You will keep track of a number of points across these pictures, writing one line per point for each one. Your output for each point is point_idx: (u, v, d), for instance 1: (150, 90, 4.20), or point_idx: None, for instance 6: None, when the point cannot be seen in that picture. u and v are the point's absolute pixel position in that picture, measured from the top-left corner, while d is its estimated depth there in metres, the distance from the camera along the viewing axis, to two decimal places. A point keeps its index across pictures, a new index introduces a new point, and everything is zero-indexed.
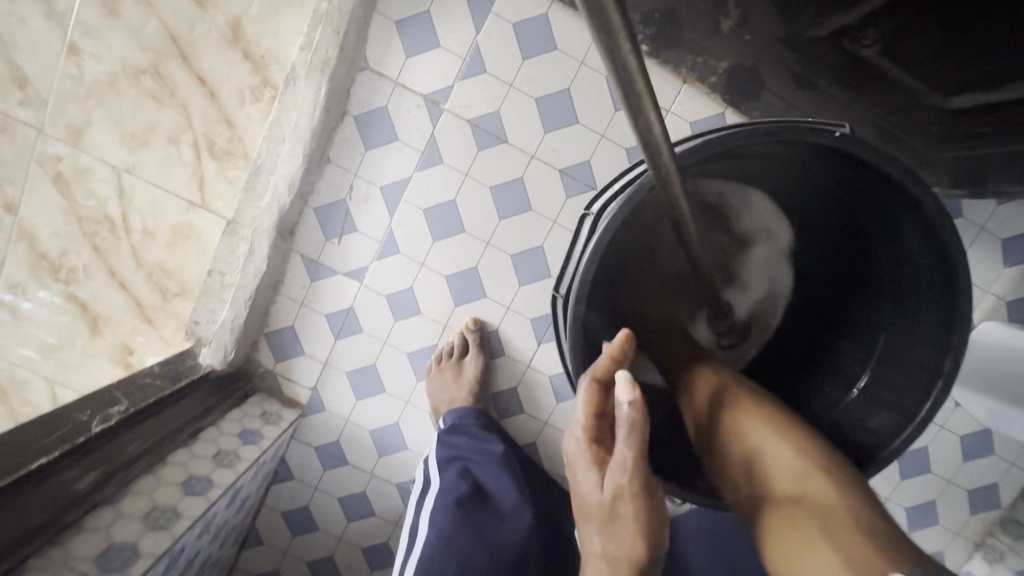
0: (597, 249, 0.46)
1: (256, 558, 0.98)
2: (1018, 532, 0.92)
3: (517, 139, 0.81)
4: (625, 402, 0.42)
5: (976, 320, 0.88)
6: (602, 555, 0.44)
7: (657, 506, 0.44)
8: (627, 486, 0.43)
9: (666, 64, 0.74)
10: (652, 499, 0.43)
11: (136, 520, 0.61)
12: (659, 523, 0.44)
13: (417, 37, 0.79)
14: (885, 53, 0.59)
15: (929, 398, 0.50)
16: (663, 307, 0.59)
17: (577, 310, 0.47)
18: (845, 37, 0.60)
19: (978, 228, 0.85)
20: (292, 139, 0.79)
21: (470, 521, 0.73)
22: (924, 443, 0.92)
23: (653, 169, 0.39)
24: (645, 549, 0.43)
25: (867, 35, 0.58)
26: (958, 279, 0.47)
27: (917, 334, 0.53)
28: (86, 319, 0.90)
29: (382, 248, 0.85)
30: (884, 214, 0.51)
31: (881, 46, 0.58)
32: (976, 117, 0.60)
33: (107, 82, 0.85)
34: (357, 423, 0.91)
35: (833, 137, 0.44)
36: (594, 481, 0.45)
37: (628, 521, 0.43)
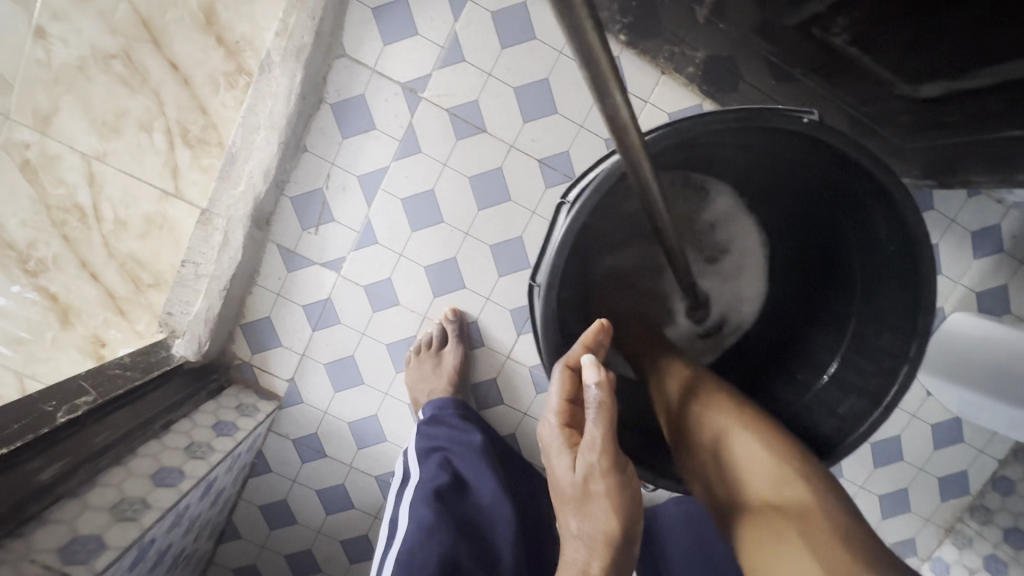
0: (568, 235, 0.45)
1: (234, 552, 0.96)
2: (986, 517, 0.94)
3: (496, 129, 0.81)
4: (593, 382, 0.44)
5: (946, 311, 0.90)
6: (578, 535, 0.45)
7: (628, 485, 0.44)
8: (598, 467, 0.44)
9: (643, 55, 0.76)
10: (622, 479, 0.44)
11: (102, 512, 0.59)
12: (632, 501, 0.45)
13: (394, 25, 0.78)
14: (854, 42, 0.59)
15: (896, 383, 0.51)
16: (641, 319, 0.59)
17: (550, 296, 0.47)
18: (815, 27, 0.60)
19: (949, 222, 0.86)
20: (267, 127, 0.78)
21: (450, 513, 0.73)
22: (896, 432, 0.94)
23: (621, 152, 0.40)
24: (618, 527, 0.44)
25: (838, 22, 0.57)
26: (921, 263, 0.48)
27: (886, 322, 0.53)
28: (55, 311, 0.88)
29: (359, 239, 0.84)
30: (854, 203, 0.52)
31: (851, 35, 0.58)
32: (944, 107, 0.61)
33: (77, 67, 0.82)
34: (335, 415, 0.90)
35: (800, 123, 0.45)
36: (567, 464, 0.46)
37: (600, 499, 0.44)
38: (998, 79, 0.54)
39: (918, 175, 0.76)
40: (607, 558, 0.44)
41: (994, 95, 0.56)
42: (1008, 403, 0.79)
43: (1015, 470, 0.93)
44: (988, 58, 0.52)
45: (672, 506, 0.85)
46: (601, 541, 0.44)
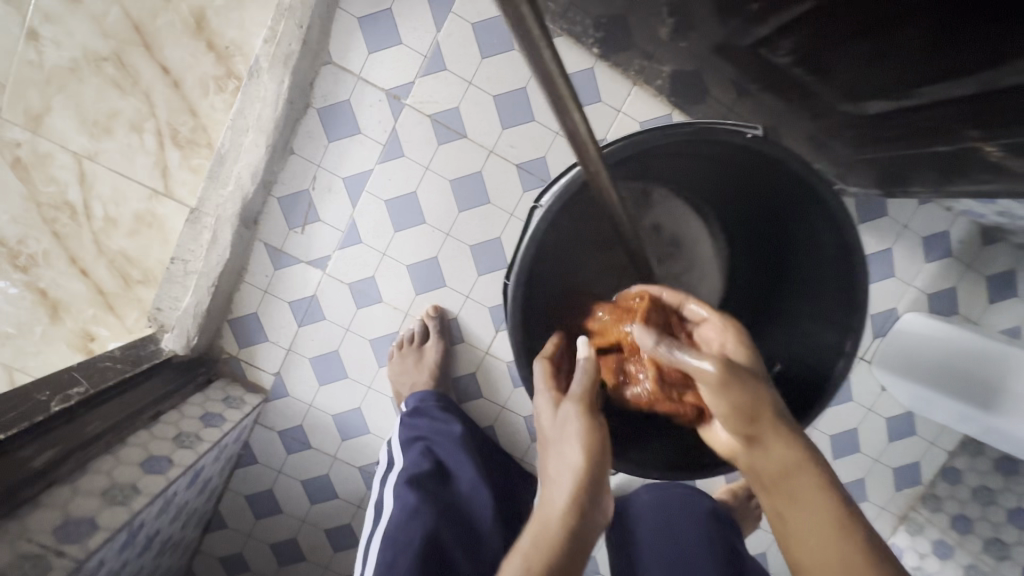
0: (535, 238, 0.50)
1: (220, 542, 0.99)
2: (936, 506, 1.00)
3: (476, 134, 0.85)
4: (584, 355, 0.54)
5: (901, 311, 0.95)
6: (557, 475, 0.50)
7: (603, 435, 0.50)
8: (575, 415, 0.51)
9: (615, 66, 0.81)
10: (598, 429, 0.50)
11: (93, 497, 0.62)
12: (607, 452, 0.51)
13: (379, 34, 0.82)
14: (795, 63, 0.61)
15: (834, 375, 0.56)
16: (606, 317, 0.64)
17: (518, 293, 0.51)
18: (762, 47, 0.61)
19: (902, 227, 0.92)
20: (255, 130, 0.81)
21: (432, 498, 0.76)
22: (853, 425, 0.99)
23: (581, 163, 0.44)
24: (589, 463, 0.49)
25: (780, 45, 0.59)
26: (856, 266, 0.53)
27: (826, 320, 0.58)
28: (45, 306, 0.90)
29: (344, 238, 0.88)
30: (799, 212, 0.57)
31: (795, 55, 0.59)
32: (882, 121, 0.63)
33: (68, 68, 0.85)
34: (319, 407, 0.94)
35: (745, 138, 0.50)
36: (549, 417, 0.53)
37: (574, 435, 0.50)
38: (926, 103, 0.55)
39: (876, 187, 0.80)
40: (576, 494, 0.49)
41: (925, 115, 0.57)
42: (959, 399, 0.82)
43: (963, 460, 0.98)
44: (915, 82, 0.53)
45: (644, 494, 0.90)
46: (572, 478, 0.49)
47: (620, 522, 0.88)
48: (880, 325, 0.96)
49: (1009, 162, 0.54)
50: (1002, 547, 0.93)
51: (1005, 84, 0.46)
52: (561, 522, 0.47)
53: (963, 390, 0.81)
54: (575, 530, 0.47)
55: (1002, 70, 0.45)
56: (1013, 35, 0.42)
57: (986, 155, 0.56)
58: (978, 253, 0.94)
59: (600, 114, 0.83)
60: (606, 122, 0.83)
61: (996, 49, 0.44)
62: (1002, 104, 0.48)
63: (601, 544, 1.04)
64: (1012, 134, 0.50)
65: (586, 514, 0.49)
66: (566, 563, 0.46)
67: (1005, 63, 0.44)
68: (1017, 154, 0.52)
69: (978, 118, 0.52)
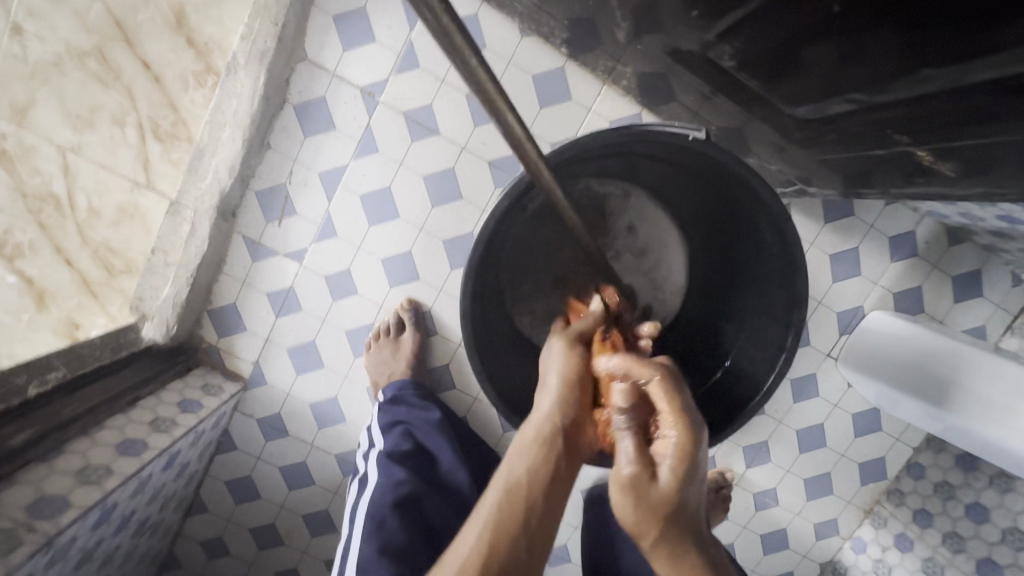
0: (485, 233, 0.52)
1: (201, 525, 1.02)
2: (899, 500, 1.02)
3: (448, 132, 0.87)
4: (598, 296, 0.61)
5: (867, 309, 0.97)
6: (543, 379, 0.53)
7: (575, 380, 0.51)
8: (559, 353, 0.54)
9: (584, 66, 0.84)
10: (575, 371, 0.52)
11: (68, 476, 0.65)
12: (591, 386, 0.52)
13: (353, 33, 0.83)
14: (740, 68, 0.62)
15: (774, 370, 0.59)
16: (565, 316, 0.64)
17: (466, 285, 0.53)
18: (709, 52, 0.62)
19: (868, 226, 0.94)
20: (232, 125, 0.83)
21: (416, 471, 0.79)
22: (820, 420, 1.01)
23: (523, 163, 0.46)
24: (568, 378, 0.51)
25: (725, 50, 0.60)
26: (795, 264, 0.55)
27: (771, 317, 0.60)
28: (31, 294, 0.93)
29: (320, 232, 0.90)
30: (745, 212, 0.59)
31: (738, 60, 0.61)
32: (820, 125, 0.65)
33: (52, 63, 0.87)
34: (296, 396, 0.96)
35: (686, 140, 0.53)
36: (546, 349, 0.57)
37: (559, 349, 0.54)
38: (861, 105, 0.56)
39: (840, 192, 0.78)
40: (559, 415, 0.49)
41: (863, 118, 0.58)
42: (922, 400, 0.82)
43: (927, 457, 1.00)
44: (847, 86, 0.55)
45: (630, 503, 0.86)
46: (552, 397, 0.51)
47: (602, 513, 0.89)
48: (846, 323, 0.98)
49: (941, 166, 0.55)
50: (958, 540, 0.94)
51: (946, 88, 0.46)
52: (539, 434, 0.49)
53: (929, 389, 0.81)
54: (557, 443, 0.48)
55: (942, 73, 0.45)
56: (957, 38, 0.41)
57: (918, 159, 0.57)
58: (944, 253, 0.95)
59: (569, 112, 0.86)
60: (575, 121, 0.86)
61: (939, 54, 0.44)
62: (942, 108, 0.49)
63: (572, 534, 1.06)
64: (945, 138, 0.51)
65: (571, 430, 0.49)
66: (547, 472, 0.47)
67: (944, 66, 0.44)
68: (945, 159, 0.54)
69: (913, 123, 0.53)
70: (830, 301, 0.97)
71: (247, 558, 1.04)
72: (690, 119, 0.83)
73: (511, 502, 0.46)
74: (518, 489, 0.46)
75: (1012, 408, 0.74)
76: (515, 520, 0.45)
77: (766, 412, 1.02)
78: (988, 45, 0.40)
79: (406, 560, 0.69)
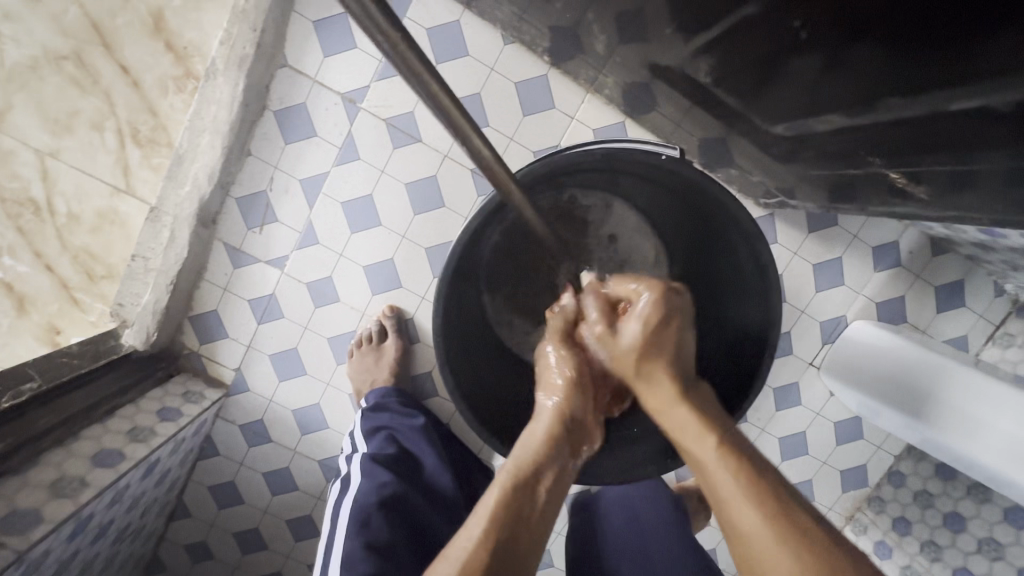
0: (457, 250, 0.52)
1: (184, 530, 1.02)
2: (880, 507, 1.02)
3: (429, 139, 0.86)
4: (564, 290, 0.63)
5: (850, 318, 0.97)
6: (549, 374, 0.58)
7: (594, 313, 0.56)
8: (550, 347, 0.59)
9: (567, 74, 0.84)
10: (565, 351, 0.58)
11: (41, 489, 0.65)
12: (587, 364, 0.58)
13: (334, 39, 0.83)
14: (716, 82, 0.63)
15: (748, 389, 0.58)
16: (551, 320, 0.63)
17: (439, 302, 0.53)
18: (686, 66, 0.64)
19: (851, 236, 0.94)
20: (211, 131, 0.82)
21: (400, 475, 0.78)
22: (802, 428, 1.02)
23: (494, 183, 0.46)
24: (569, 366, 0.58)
25: (701, 67, 0.62)
26: (769, 283, 0.55)
27: (748, 335, 0.60)
28: (11, 300, 0.91)
29: (301, 238, 0.89)
30: (720, 228, 0.59)
31: (713, 76, 0.62)
32: (799, 142, 0.65)
33: (29, 66, 0.86)
34: (279, 403, 0.96)
35: (660, 159, 0.53)
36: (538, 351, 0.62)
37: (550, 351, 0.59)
38: (838, 124, 0.56)
39: (821, 205, 0.78)
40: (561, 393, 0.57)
41: (841, 137, 0.58)
42: (903, 412, 0.82)
43: (908, 465, 1.01)
44: (826, 104, 0.55)
45: (614, 519, 0.87)
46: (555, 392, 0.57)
47: (589, 521, 0.89)
48: (829, 331, 0.98)
49: (913, 189, 0.56)
50: (935, 549, 0.95)
51: (925, 114, 0.46)
52: (546, 423, 0.55)
53: (906, 401, 0.82)
54: (561, 436, 0.54)
55: (922, 97, 0.45)
56: (939, 60, 0.41)
57: (890, 181, 0.58)
58: (927, 263, 0.95)
59: (552, 120, 0.85)
60: (558, 129, 0.85)
61: (920, 76, 0.43)
62: (920, 132, 0.48)
63: (555, 539, 1.07)
64: (916, 162, 0.52)
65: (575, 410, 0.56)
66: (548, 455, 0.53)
67: (925, 94, 0.44)
68: (917, 182, 0.54)
69: (890, 146, 0.53)
70: (814, 310, 0.97)
71: (231, 562, 1.04)
72: (673, 129, 0.83)
73: (517, 491, 0.51)
74: (524, 478, 0.52)
75: (989, 421, 0.74)
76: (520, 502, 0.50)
77: (749, 420, 1.03)
78: (967, 69, 0.39)
79: (387, 554, 0.68)
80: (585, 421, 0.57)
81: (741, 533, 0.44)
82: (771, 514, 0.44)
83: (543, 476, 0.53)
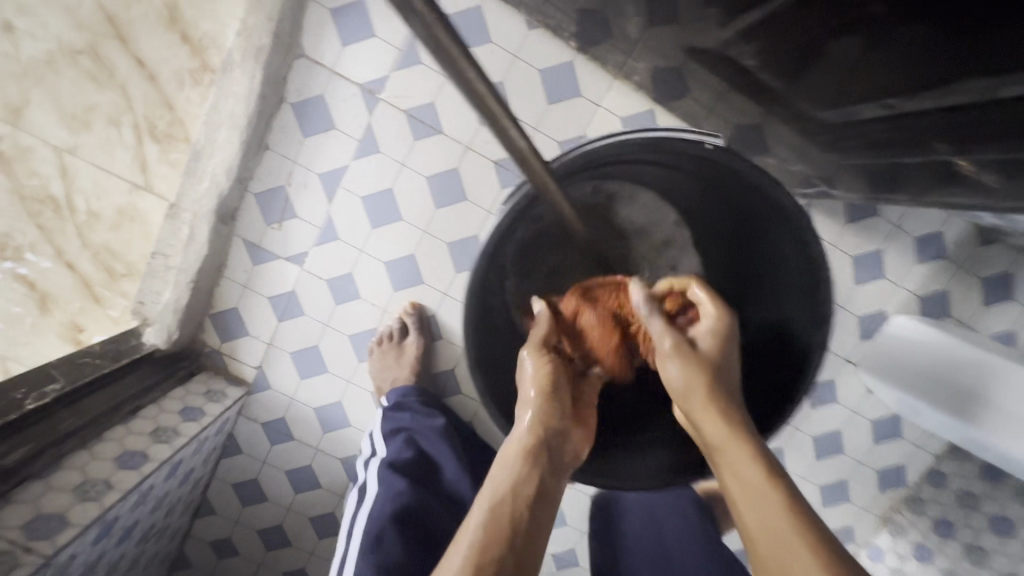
0: (488, 247, 0.49)
1: (208, 527, 1.02)
2: (919, 508, 0.99)
3: (451, 131, 0.83)
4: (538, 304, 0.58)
5: (889, 313, 0.93)
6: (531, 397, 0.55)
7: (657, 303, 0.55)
8: (527, 354, 0.56)
9: (594, 60, 0.80)
10: (545, 364, 0.55)
11: (66, 493, 0.65)
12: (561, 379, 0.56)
13: (352, 27, 0.80)
14: (763, 67, 0.58)
15: (796, 391, 0.55)
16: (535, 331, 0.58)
17: (469, 303, 0.50)
18: (730, 49, 0.59)
19: (893, 227, 0.89)
20: (229, 125, 0.80)
21: (416, 481, 0.76)
22: (837, 426, 0.98)
23: (527, 174, 0.43)
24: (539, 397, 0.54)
25: (745, 50, 0.57)
26: (818, 283, 0.52)
27: (793, 333, 0.57)
28: (34, 298, 0.90)
29: (321, 235, 0.88)
30: (763, 226, 0.57)
31: (759, 60, 0.57)
32: (849, 132, 0.60)
33: (44, 61, 0.84)
34: (301, 401, 0.95)
35: (703, 147, 0.49)
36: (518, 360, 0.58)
37: (531, 367, 0.55)
38: (889, 112, 0.52)
39: (865, 195, 0.74)
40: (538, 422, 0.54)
41: (891, 126, 0.54)
42: (942, 410, 0.78)
43: (949, 465, 0.96)
44: (875, 92, 0.51)
45: (633, 518, 0.86)
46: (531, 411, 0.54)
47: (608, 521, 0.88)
48: (867, 327, 0.94)
49: (983, 176, 0.51)
50: (980, 553, 0.92)
51: (984, 100, 0.42)
52: (521, 446, 0.54)
53: (947, 399, 0.78)
54: (540, 456, 0.54)
55: (978, 84, 0.41)
56: (991, 42, 0.37)
57: (955, 168, 0.53)
58: (974, 254, 0.90)
59: (578, 109, 0.82)
60: (583, 118, 0.82)
61: (973, 60, 0.40)
62: (979, 120, 0.44)
63: (580, 538, 1.05)
64: (978, 149, 0.47)
65: (550, 441, 0.54)
66: (531, 479, 0.53)
67: (978, 79, 0.41)
68: (987, 168, 0.49)
69: (947, 134, 0.49)
70: (852, 305, 0.93)
71: (255, 558, 1.04)
72: (706, 117, 0.79)
73: (501, 510, 0.51)
74: (505, 499, 0.52)
75: None
76: (504, 527, 0.50)
77: None
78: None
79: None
80: (562, 442, 0.55)
81: (770, 546, 0.44)
82: (807, 536, 0.43)
83: (521, 493, 0.52)
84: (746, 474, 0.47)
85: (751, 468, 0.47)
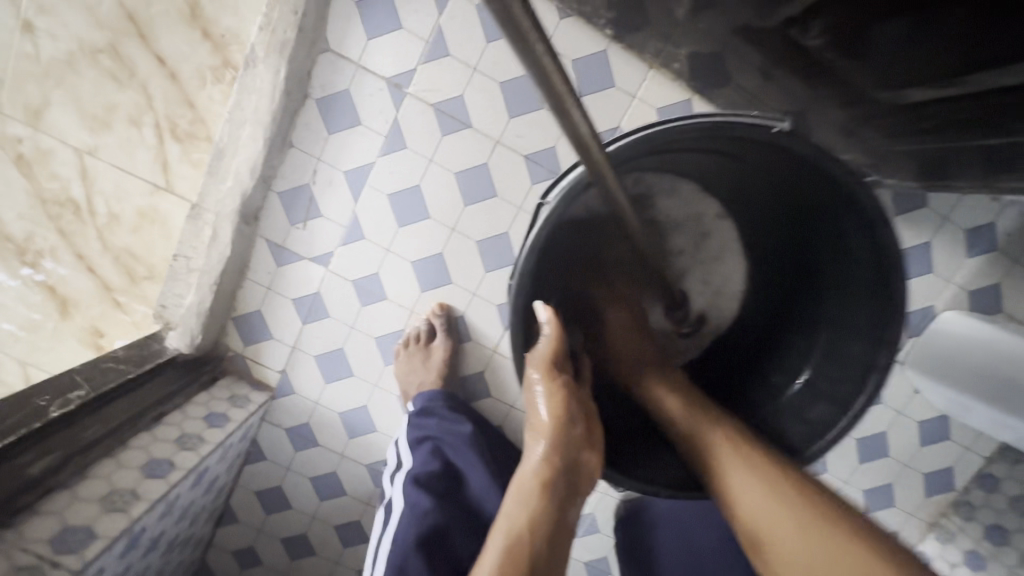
0: (538, 241, 0.45)
1: (231, 535, 1.00)
2: (970, 514, 0.94)
3: (481, 125, 0.80)
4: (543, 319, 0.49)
5: (938, 309, 0.89)
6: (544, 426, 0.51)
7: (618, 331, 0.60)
8: (536, 379, 0.50)
9: (630, 48, 0.77)
10: (556, 391, 0.50)
11: (93, 503, 0.62)
12: (573, 400, 0.52)
13: (378, 19, 0.77)
14: (831, 46, 0.55)
15: (863, 392, 0.52)
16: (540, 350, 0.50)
17: (517, 301, 0.45)
18: (792, 27, 0.56)
19: (942, 220, 0.85)
20: (253, 122, 0.78)
21: (443, 498, 0.73)
22: (882, 428, 0.94)
23: (583, 158, 0.39)
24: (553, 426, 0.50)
25: (813, 26, 0.54)
26: (889, 278, 0.49)
27: (858, 330, 0.53)
28: (54, 302, 0.90)
29: (347, 235, 0.85)
30: (825, 216, 0.53)
31: (827, 38, 0.54)
32: (924, 113, 0.56)
33: (65, 61, 0.82)
34: (326, 405, 0.92)
35: (769, 131, 0.46)
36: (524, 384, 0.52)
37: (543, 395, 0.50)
38: (982, 88, 0.48)
39: (918, 180, 0.71)
40: (557, 452, 0.51)
41: (980, 103, 0.49)
42: (998, 407, 0.73)
43: (1001, 468, 0.92)
44: (973, 63, 0.46)
45: (664, 520, 0.82)
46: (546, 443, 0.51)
47: (640, 524, 0.85)
48: (914, 324, 0.90)
49: None
50: None
51: None
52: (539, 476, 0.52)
53: (999, 394, 0.72)
54: (557, 483, 0.51)
55: None
56: None
57: None
58: None
59: (613, 101, 0.79)
60: (617, 110, 0.79)
61: None
62: None
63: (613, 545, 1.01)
64: None
65: (566, 471, 0.51)
66: (548, 514, 0.51)
67: None
68: None
69: None
70: None
71: (279, 568, 1.01)
72: (749, 106, 0.75)
73: (520, 547, 0.49)
74: (519, 537, 0.50)
75: None
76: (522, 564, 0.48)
77: None
78: None
79: None
80: (582, 469, 0.52)
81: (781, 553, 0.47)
82: (821, 548, 0.46)
83: (539, 525, 0.50)
84: (753, 492, 0.49)
85: (754, 487, 0.49)
